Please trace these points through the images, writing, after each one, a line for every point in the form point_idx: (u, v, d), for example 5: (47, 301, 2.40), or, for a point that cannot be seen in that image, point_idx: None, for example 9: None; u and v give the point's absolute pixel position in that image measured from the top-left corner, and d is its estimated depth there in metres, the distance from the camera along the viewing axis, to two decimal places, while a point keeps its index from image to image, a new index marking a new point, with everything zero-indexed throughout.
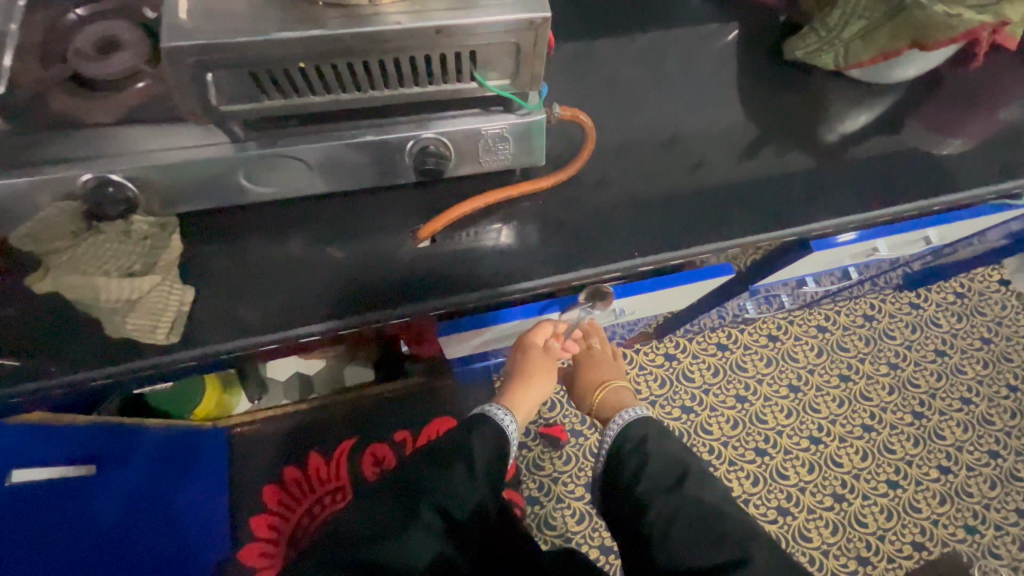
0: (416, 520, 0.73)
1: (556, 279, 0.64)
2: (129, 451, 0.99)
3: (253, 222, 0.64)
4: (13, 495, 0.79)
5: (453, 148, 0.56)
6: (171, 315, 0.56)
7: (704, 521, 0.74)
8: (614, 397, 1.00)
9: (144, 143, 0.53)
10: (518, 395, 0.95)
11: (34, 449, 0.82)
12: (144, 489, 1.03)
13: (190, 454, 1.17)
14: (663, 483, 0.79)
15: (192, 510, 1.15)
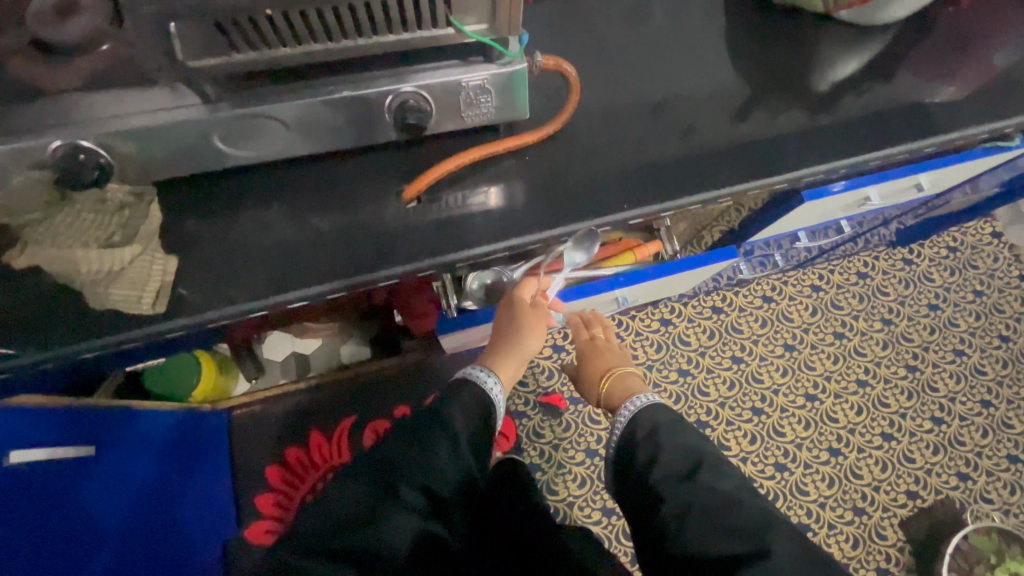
0: (404, 489, 0.74)
1: (543, 236, 0.64)
2: (130, 434, 0.99)
3: (233, 189, 0.62)
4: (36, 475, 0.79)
5: (434, 102, 0.54)
6: (156, 284, 0.56)
7: (718, 508, 0.73)
8: (621, 383, 1.03)
9: (112, 107, 0.51)
10: (501, 353, 0.94)
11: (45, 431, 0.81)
12: (154, 469, 1.03)
13: (192, 434, 1.17)
14: (675, 471, 0.79)
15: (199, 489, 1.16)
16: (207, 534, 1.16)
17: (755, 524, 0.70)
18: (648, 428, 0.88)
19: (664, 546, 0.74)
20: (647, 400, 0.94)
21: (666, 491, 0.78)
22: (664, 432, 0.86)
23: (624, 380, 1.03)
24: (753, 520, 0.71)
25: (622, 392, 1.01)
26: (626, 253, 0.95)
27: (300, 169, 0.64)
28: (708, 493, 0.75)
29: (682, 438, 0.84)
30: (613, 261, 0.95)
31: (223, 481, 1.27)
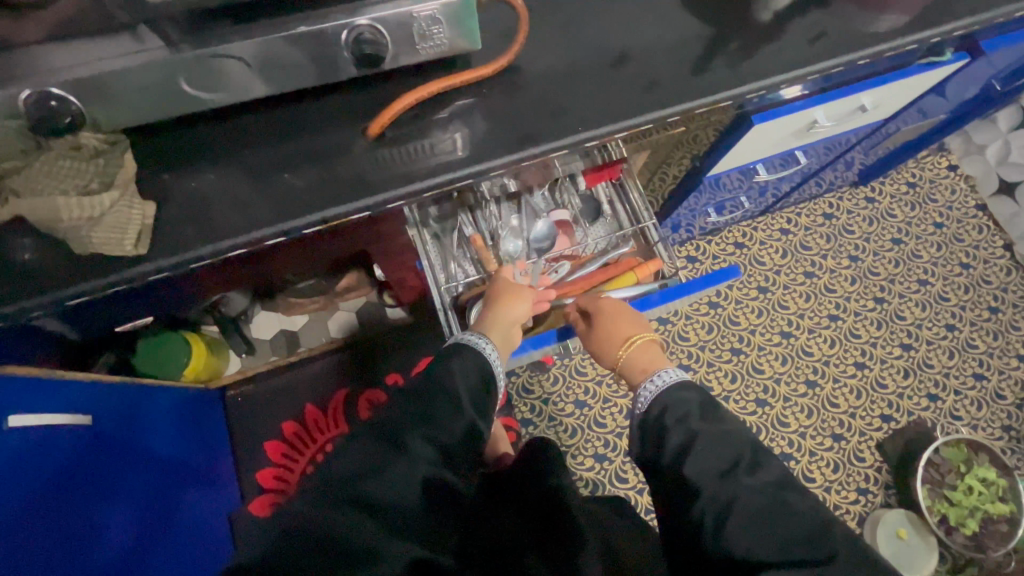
0: (412, 440, 0.73)
1: (503, 163, 0.68)
2: (130, 430, 0.99)
3: (204, 139, 0.65)
4: (50, 444, 0.81)
5: (389, 35, 0.57)
6: (137, 227, 0.59)
7: (767, 512, 0.63)
8: (641, 353, 0.89)
9: (78, 55, 0.53)
10: (491, 318, 0.89)
11: (46, 402, 0.83)
12: (159, 443, 1.06)
13: (186, 411, 1.19)
14: (714, 466, 0.67)
15: (199, 463, 1.19)
16: (210, 516, 1.19)
17: (808, 528, 0.62)
18: (670, 404, 0.78)
19: (712, 559, 0.64)
20: (675, 377, 0.83)
21: (702, 486, 0.67)
22: (698, 418, 0.75)
23: (646, 348, 0.89)
24: (803, 524, 0.62)
25: (644, 367, 0.87)
26: (625, 274, 0.97)
27: (269, 115, 0.66)
28: (757, 493, 0.65)
29: (722, 433, 0.72)
30: (615, 282, 0.97)
31: (222, 462, 1.29)
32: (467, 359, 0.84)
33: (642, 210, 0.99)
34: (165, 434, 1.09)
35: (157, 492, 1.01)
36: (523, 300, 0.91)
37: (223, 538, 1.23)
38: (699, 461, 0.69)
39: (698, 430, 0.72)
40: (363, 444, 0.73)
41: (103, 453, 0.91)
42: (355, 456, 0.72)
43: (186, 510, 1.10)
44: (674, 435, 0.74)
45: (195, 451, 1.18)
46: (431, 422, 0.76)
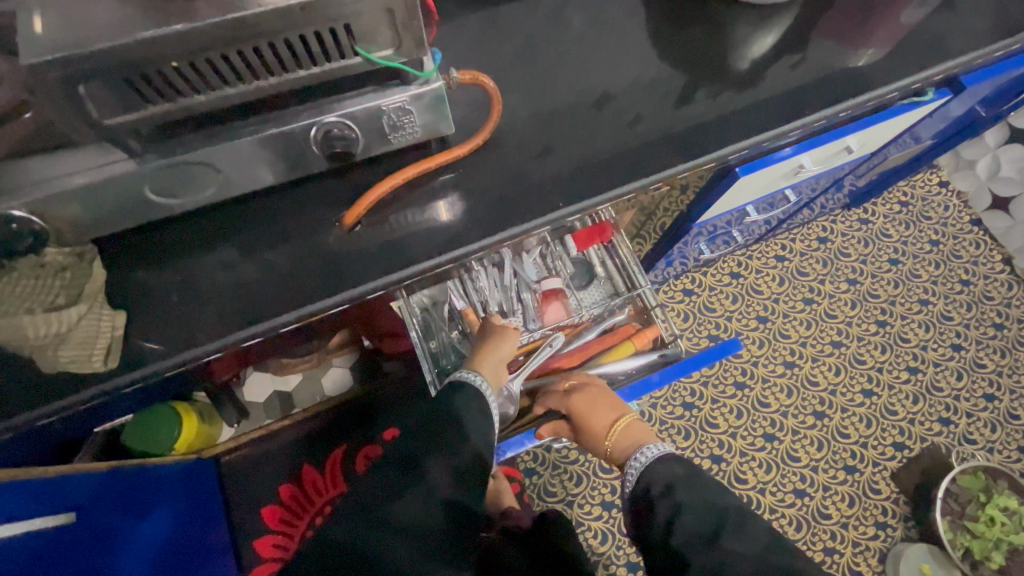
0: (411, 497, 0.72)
1: (485, 243, 0.66)
2: (123, 524, 0.96)
3: (174, 237, 0.63)
4: (40, 545, 0.79)
5: (359, 129, 0.56)
6: (106, 340, 0.57)
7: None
8: (623, 434, 0.89)
9: (38, 173, 0.51)
10: (480, 354, 0.87)
11: (40, 499, 0.82)
12: (157, 525, 1.03)
13: (184, 485, 1.16)
14: (698, 534, 0.70)
15: (198, 540, 1.15)
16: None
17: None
18: (653, 471, 0.79)
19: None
20: (656, 452, 0.82)
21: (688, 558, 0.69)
22: (681, 482, 0.76)
23: (627, 429, 0.90)
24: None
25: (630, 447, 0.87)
26: (623, 348, 0.98)
27: (241, 207, 0.65)
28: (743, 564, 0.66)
29: (704, 499, 0.73)
30: (613, 353, 0.99)
31: (222, 530, 1.26)
32: (467, 398, 0.81)
33: (636, 273, 0.98)
34: (164, 521, 1.05)
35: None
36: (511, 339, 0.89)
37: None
38: (685, 531, 0.71)
39: (682, 499, 0.74)
40: (349, 517, 0.71)
41: (97, 543, 0.89)
42: (345, 528, 0.70)
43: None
44: (657, 501, 0.76)
45: (195, 525, 1.15)
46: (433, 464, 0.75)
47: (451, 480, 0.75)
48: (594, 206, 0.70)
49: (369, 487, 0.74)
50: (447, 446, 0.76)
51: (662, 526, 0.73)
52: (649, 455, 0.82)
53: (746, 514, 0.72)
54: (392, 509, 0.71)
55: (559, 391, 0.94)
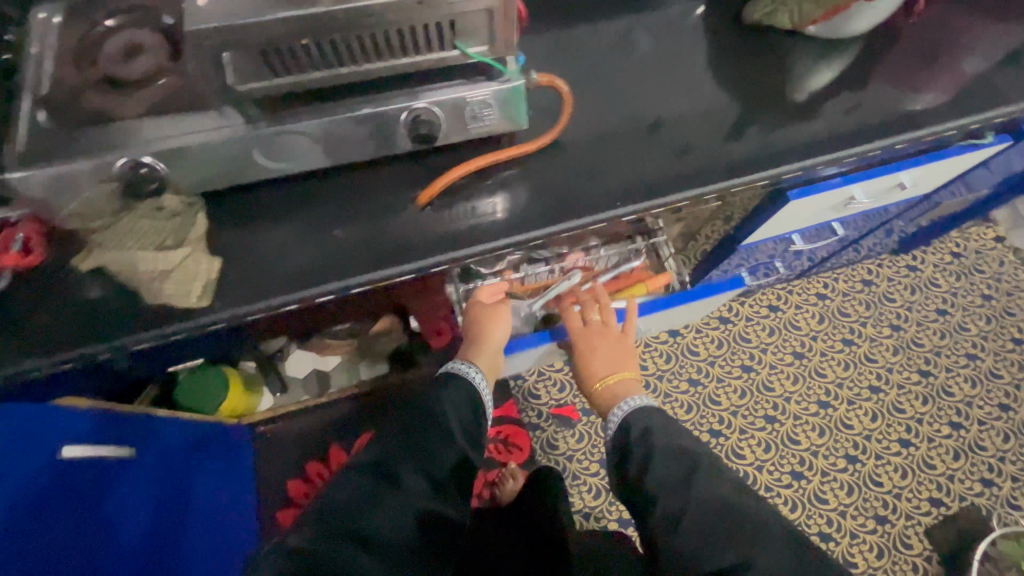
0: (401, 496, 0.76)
1: (544, 233, 0.71)
2: (125, 484, 0.90)
3: (266, 201, 0.70)
4: (84, 473, 0.83)
5: (444, 117, 0.62)
6: (202, 280, 0.63)
7: (723, 527, 0.64)
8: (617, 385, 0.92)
9: (170, 130, 0.59)
10: (476, 345, 0.93)
11: (99, 431, 0.87)
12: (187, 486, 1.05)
13: (219, 456, 1.20)
14: (670, 477, 0.71)
15: (220, 514, 1.15)
16: (230, 545, 1.16)
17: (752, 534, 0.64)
18: (631, 426, 0.79)
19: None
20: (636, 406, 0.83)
21: (663, 510, 0.68)
22: (660, 441, 0.75)
23: (620, 384, 0.93)
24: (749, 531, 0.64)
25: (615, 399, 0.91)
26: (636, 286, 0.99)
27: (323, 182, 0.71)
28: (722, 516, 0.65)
29: (682, 458, 0.72)
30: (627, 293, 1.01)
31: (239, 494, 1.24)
32: (459, 390, 0.89)
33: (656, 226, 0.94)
34: (161, 484, 0.98)
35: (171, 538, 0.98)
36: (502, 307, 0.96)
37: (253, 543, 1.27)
38: (660, 483, 0.71)
39: (659, 452, 0.74)
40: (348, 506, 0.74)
41: (135, 487, 0.92)
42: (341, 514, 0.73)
43: (192, 562, 1.03)
44: (635, 456, 0.75)
45: (204, 487, 1.12)
46: (424, 460, 0.80)
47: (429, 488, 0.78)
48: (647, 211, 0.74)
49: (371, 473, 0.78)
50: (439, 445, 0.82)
51: (640, 482, 0.73)
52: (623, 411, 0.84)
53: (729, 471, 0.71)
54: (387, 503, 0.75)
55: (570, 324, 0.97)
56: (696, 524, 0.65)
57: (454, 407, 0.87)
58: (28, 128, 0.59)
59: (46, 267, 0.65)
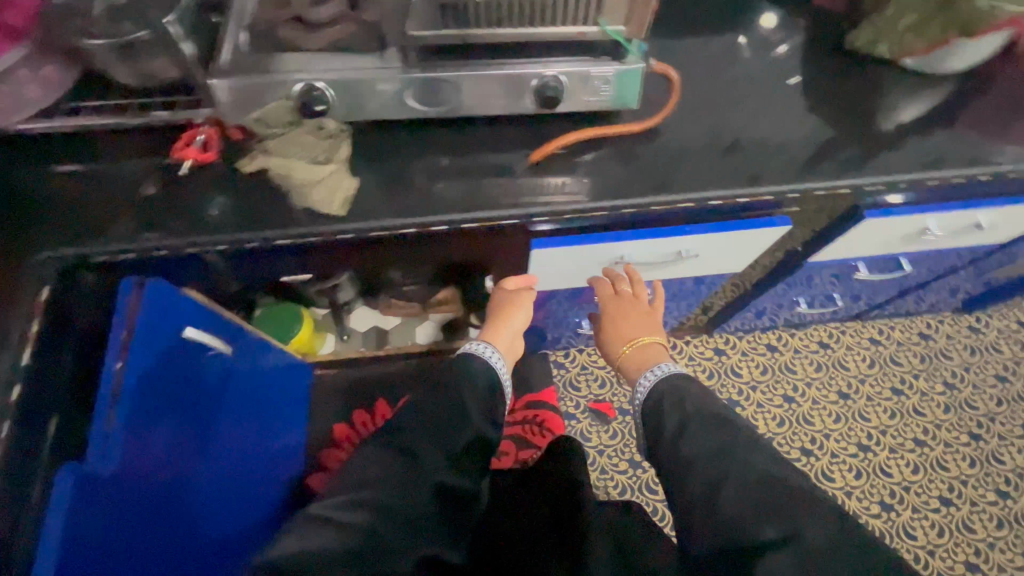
0: (417, 469, 0.75)
1: (637, 202, 0.78)
2: (162, 429, 0.82)
3: (397, 140, 0.80)
4: (180, 349, 0.88)
5: (569, 85, 0.72)
6: (342, 193, 0.73)
7: (756, 502, 0.63)
8: (644, 350, 0.91)
9: (342, 64, 0.71)
10: (493, 330, 0.96)
11: (200, 321, 0.93)
12: (240, 404, 1.09)
13: (267, 393, 1.23)
14: (705, 448, 0.69)
15: (255, 449, 1.16)
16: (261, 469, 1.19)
17: (793, 507, 0.62)
18: (665, 412, 0.78)
19: (709, 554, 0.63)
20: (668, 371, 0.84)
21: (694, 483, 0.67)
22: (692, 416, 0.75)
23: (645, 347, 0.91)
24: (790, 508, 0.62)
25: (641, 364, 0.90)
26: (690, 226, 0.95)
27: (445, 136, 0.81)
28: (759, 490, 0.64)
29: (716, 433, 0.71)
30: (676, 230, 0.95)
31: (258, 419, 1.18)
32: (471, 364, 0.88)
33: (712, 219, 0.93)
34: (215, 398, 0.98)
35: (221, 446, 1.00)
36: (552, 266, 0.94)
37: (284, 464, 1.32)
38: (694, 457, 0.70)
39: (696, 428, 0.73)
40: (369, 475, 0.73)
41: (208, 384, 0.96)
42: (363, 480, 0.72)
43: (233, 478, 1.04)
44: (668, 432, 0.75)
45: (229, 420, 1.04)
46: (440, 437, 0.78)
47: (446, 464, 0.77)
48: (729, 200, 0.80)
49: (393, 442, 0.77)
50: (459, 422, 0.81)
51: (672, 457, 0.72)
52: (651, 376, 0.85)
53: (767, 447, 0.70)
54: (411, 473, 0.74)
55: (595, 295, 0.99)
56: (729, 496, 0.64)
57: (465, 386, 0.85)
58: (229, 46, 0.72)
59: (210, 168, 0.76)
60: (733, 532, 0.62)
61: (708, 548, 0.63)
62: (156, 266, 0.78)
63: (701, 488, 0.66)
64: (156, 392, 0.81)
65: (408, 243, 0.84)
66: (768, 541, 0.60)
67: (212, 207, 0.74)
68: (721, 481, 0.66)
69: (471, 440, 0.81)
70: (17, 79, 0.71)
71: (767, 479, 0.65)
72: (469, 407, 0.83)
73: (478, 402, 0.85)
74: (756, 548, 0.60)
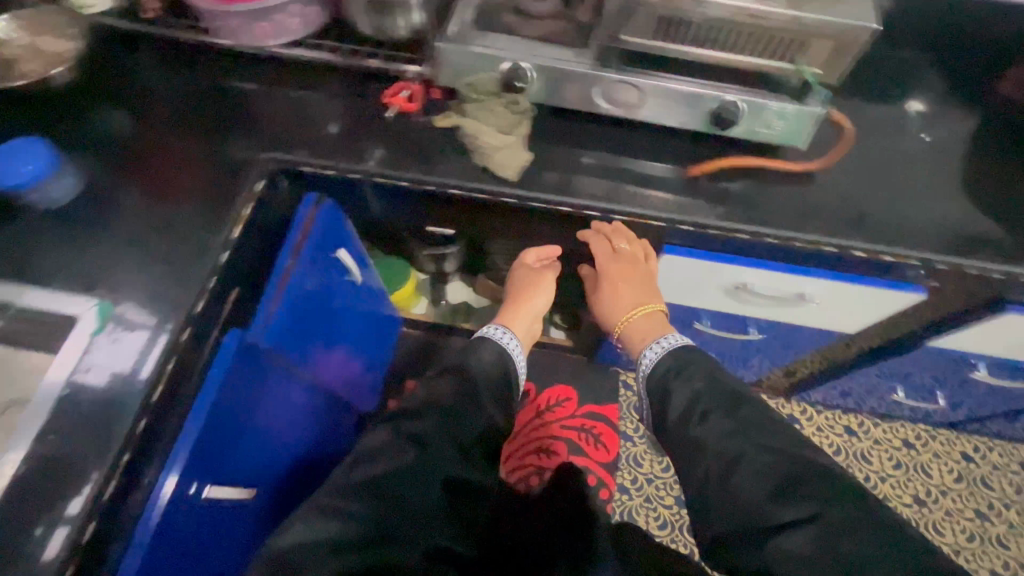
0: (431, 462, 0.72)
1: (781, 235, 0.81)
2: (260, 370, 0.83)
3: (569, 129, 0.88)
4: (332, 266, 1.00)
5: (748, 113, 0.77)
6: (518, 162, 0.81)
7: (774, 481, 0.65)
8: (645, 320, 0.92)
9: (548, 52, 0.80)
10: (513, 313, 1.03)
11: (351, 247, 1.05)
12: (357, 332, 1.21)
13: (376, 331, 1.35)
14: (723, 430, 0.72)
15: (356, 376, 1.28)
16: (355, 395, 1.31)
17: (818, 493, 0.63)
18: (671, 393, 0.81)
19: (722, 532, 0.66)
20: (673, 344, 0.87)
21: (710, 469, 0.70)
22: (703, 399, 0.77)
23: (646, 317, 0.92)
24: (814, 490, 0.64)
25: (646, 335, 0.91)
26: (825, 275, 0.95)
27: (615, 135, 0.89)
28: (782, 480, 0.65)
29: (735, 416, 0.73)
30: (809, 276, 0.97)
31: (348, 355, 1.19)
32: (490, 347, 0.95)
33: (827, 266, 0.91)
34: (343, 318, 1.10)
35: (335, 362, 1.11)
36: (678, 274, 0.96)
37: (369, 398, 1.44)
38: (714, 441, 0.72)
39: (717, 415, 0.74)
40: (387, 457, 0.71)
41: (343, 304, 1.08)
42: (376, 470, 0.69)
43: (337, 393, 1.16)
44: (675, 414, 0.78)
45: (347, 341, 1.16)
46: (456, 427, 0.77)
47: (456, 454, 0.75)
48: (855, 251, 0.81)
49: (415, 425, 0.75)
50: (471, 419, 0.80)
51: (685, 440, 0.75)
52: (654, 349, 0.88)
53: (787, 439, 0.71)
54: (431, 457, 0.72)
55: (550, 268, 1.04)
56: (744, 480, 0.67)
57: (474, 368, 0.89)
58: (457, 19, 0.83)
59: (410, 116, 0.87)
60: (750, 512, 0.64)
61: (723, 526, 0.66)
62: (342, 189, 0.90)
63: (718, 471, 0.69)
64: (310, 296, 0.92)
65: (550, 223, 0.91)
66: (783, 525, 0.62)
67: (401, 149, 0.85)
68: (741, 467, 0.68)
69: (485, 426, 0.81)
70: (290, 11, 0.87)
71: (787, 470, 0.66)
72: (481, 394, 0.85)
73: (488, 391, 0.86)
74: (774, 530, 0.62)
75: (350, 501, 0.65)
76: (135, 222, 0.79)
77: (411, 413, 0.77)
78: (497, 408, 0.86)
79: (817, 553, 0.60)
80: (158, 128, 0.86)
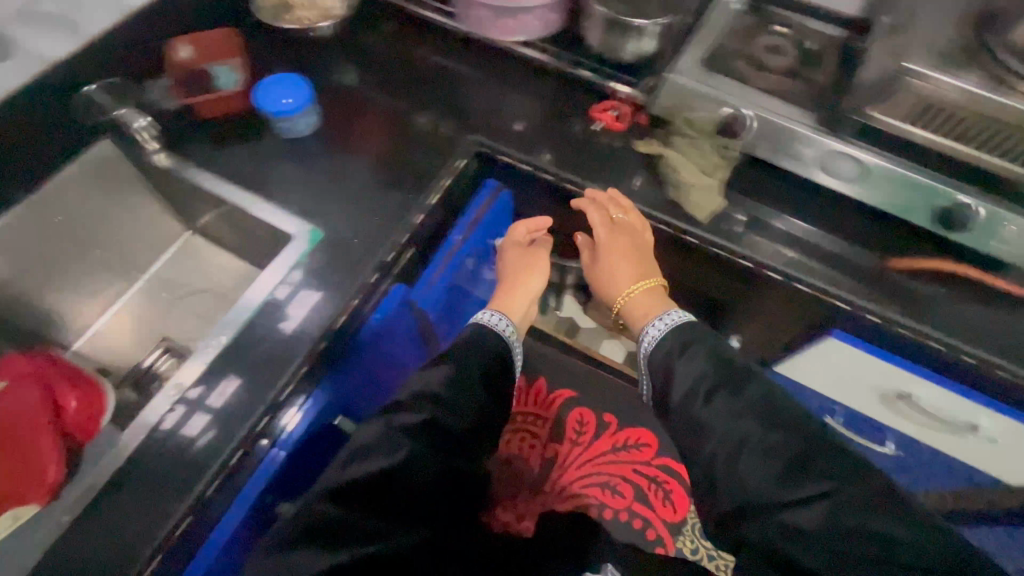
0: (410, 461, 0.66)
1: (983, 356, 0.74)
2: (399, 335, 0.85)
3: (767, 186, 0.86)
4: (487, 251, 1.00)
5: (980, 220, 0.72)
6: (712, 206, 0.82)
7: (788, 460, 0.63)
8: (649, 295, 0.82)
9: (776, 106, 0.79)
10: (505, 300, 0.88)
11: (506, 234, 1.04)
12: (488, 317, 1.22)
13: None
14: (732, 412, 0.67)
15: None
16: None
17: (828, 477, 0.61)
18: (674, 375, 0.72)
19: (729, 509, 0.64)
20: (680, 319, 0.77)
21: (716, 454, 0.66)
22: (703, 375, 0.70)
23: (649, 292, 0.82)
24: (828, 476, 0.62)
25: (649, 310, 0.81)
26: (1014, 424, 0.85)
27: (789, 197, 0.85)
28: (799, 470, 0.62)
29: (745, 394, 0.68)
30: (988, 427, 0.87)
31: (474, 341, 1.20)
32: (484, 335, 0.79)
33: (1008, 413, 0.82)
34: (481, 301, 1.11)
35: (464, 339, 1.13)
36: (844, 368, 0.90)
37: None
38: (727, 431, 0.66)
39: (722, 391, 0.69)
40: (376, 455, 0.66)
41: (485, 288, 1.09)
42: (361, 471, 0.64)
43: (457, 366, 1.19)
44: (675, 399, 0.71)
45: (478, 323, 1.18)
46: (444, 416, 0.70)
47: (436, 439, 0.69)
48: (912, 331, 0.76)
49: (406, 417, 0.69)
50: (455, 414, 0.71)
51: (684, 419, 0.70)
52: (657, 327, 0.77)
53: (783, 421, 0.66)
54: (417, 454, 0.67)
55: (524, 244, 0.93)
56: (753, 466, 0.64)
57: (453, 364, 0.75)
58: (689, 54, 0.84)
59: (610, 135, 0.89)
60: (761, 497, 0.62)
61: (730, 508, 0.64)
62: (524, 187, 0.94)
63: (727, 459, 0.65)
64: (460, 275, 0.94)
65: (714, 274, 0.88)
66: (797, 513, 0.60)
67: (597, 163, 0.87)
68: (758, 467, 0.63)
69: (472, 412, 0.73)
70: (534, 14, 0.90)
71: (803, 460, 0.63)
72: (473, 376, 0.75)
73: (476, 388, 0.74)
74: (787, 515, 0.61)
75: (337, 505, 0.62)
76: (350, 166, 0.87)
77: (405, 408, 0.69)
78: (483, 388, 0.75)
79: (827, 531, 0.59)
80: (386, 89, 0.95)
